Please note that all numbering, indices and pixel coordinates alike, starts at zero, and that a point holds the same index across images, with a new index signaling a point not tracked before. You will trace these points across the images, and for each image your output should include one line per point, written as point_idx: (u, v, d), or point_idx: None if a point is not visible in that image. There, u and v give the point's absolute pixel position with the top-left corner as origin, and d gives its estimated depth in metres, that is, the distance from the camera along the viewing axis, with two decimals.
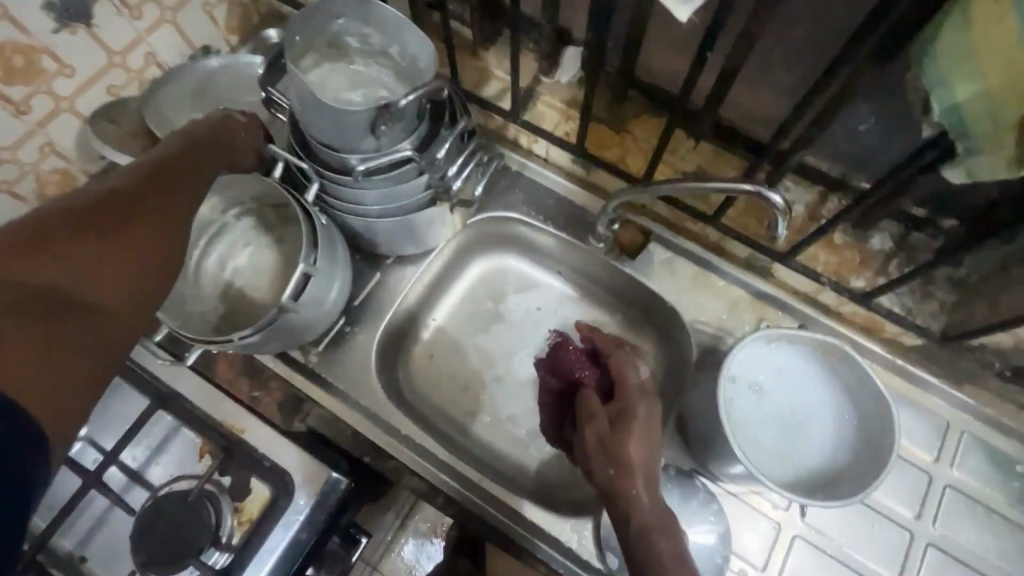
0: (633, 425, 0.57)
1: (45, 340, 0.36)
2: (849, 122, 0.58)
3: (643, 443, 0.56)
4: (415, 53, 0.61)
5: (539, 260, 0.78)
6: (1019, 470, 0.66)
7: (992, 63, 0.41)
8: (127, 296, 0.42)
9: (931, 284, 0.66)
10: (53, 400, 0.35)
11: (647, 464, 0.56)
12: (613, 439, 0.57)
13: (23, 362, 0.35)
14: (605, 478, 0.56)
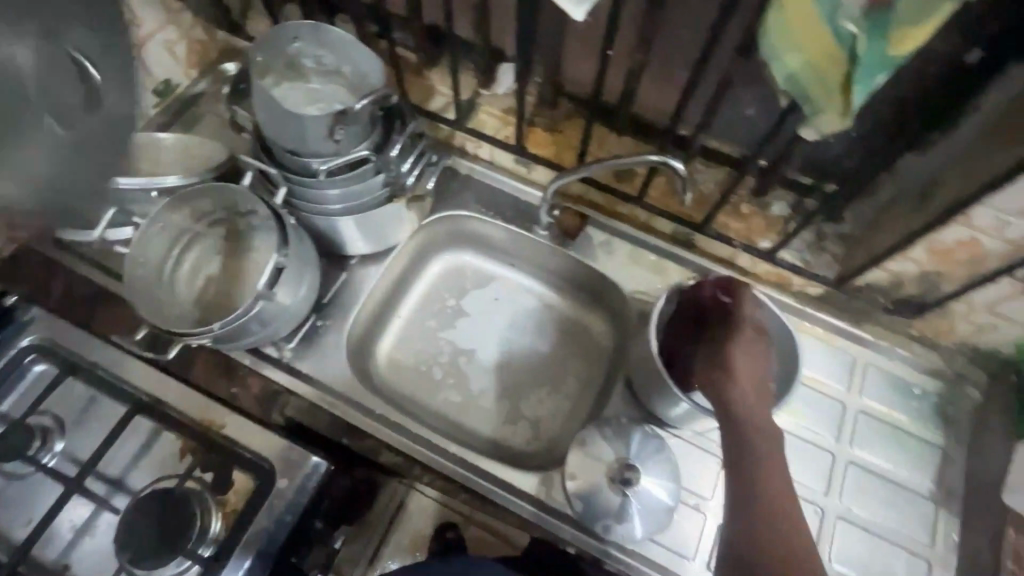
0: (751, 345, 0.61)
1: None
2: (737, 107, 0.66)
3: (761, 393, 0.59)
4: (364, 71, 0.67)
5: (492, 255, 0.85)
6: (917, 391, 0.73)
7: (807, 36, 0.43)
8: None
9: (824, 240, 0.73)
10: None
11: (752, 378, 0.59)
12: (734, 383, 0.58)
13: None
14: (736, 425, 0.56)
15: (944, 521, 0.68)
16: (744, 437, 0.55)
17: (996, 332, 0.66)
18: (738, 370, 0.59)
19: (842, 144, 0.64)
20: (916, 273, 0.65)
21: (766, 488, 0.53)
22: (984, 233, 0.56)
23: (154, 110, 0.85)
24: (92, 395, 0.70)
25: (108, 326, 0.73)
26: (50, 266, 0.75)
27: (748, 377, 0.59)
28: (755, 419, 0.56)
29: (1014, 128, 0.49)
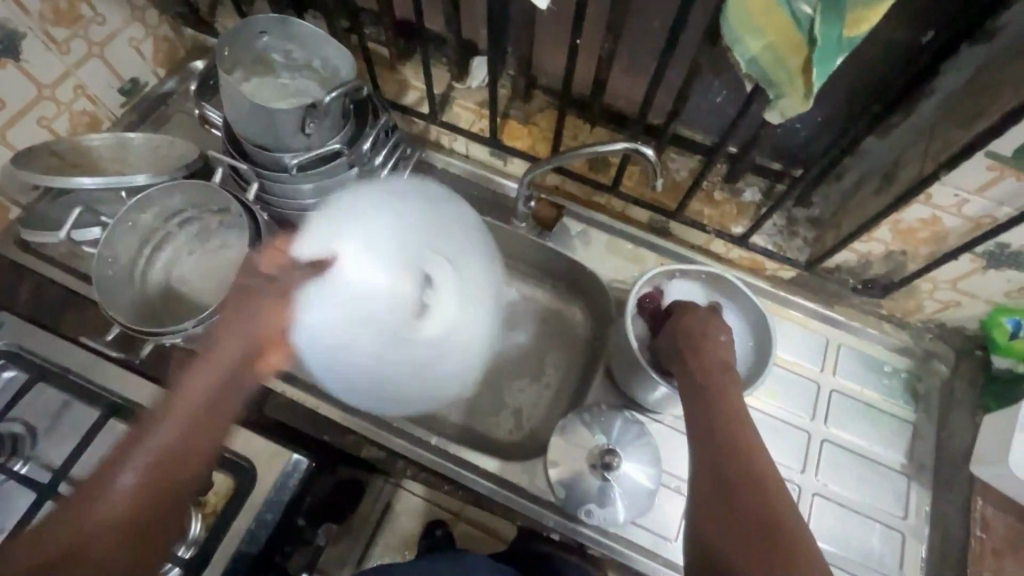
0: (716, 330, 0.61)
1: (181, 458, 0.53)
2: (705, 95, 0.67)
3: (728, 377, 0.57)
4: (334, 65, 0.67)
5: None
6: (888, 368, 0.75)
7: (766, 18, 0.44)
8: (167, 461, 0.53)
9: (795, 224, 0.75)
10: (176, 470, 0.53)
11: (725, 357, 0.59)
12: (698, 372, 0.58)
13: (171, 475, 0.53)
14: (702, 415, 0.55)
15: (917, 494, 0.70)
16: (711, 425, 0.54)
17: (960, 309, 0.68)
18: (702, 361, 0.58)
19: (807, 129, 0.65)
20: (883, 252, 0.66)
21: (740, 472, 0.50)
22: (944, 210, 0.57)
23: (122, 110, 0.83)
24: (65, 400, 0.68)
25: (78, 328, 0.72)
26: (16, 271, 0.73)
27: (710, 366, 0.58)
28: (725, 406, 0.55)
29: (973, 106, 0.51)
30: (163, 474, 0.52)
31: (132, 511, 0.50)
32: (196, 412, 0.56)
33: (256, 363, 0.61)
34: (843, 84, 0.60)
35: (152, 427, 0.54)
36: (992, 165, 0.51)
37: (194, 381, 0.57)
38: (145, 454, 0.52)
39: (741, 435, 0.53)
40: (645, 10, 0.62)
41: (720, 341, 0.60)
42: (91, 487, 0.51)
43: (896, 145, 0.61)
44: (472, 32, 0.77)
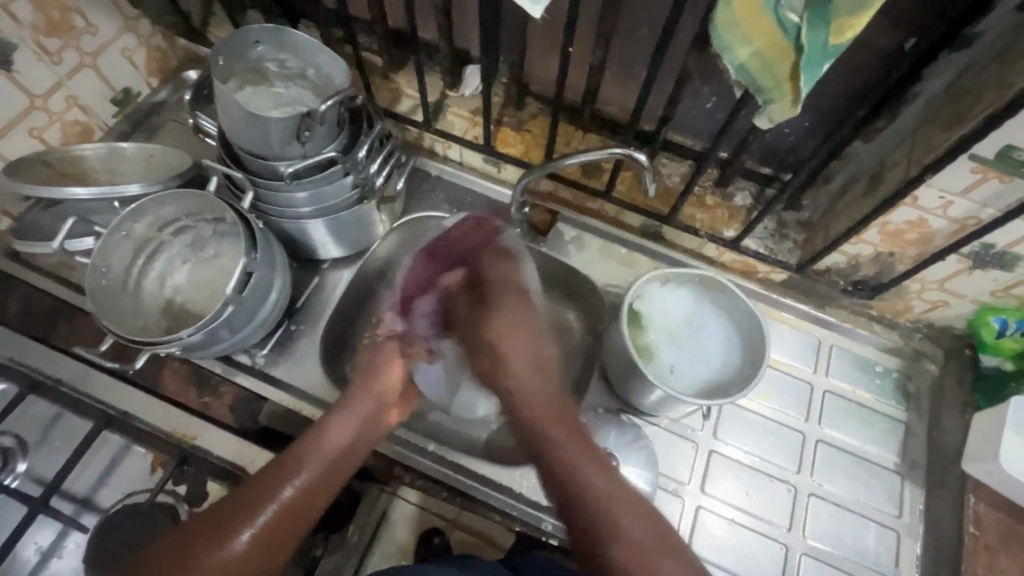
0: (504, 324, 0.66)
1: (299, 511, 0.55)
2: (696, 101, 0.68)
3: (559, 430, 0.59)
4: (328, 73, 0.67)
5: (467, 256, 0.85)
6: (879, 368, 0.76)
7: (754, 27, 0.45)
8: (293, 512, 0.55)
9: (785, 228, 0.76)
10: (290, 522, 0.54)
11: (528, 357, 0.65)
12: (534, 415, 0.61)
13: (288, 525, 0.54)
14: (517, 416, 0.62)
15: (910, 492, 0.71)
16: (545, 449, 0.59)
17: (948, 309, 0.69)
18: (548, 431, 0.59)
19: (796, 134, 0.67)
20: (872, 254, 0.67)
21: (575, 511, 0.55)
22: (930, 212, 0.59)
23: (114, 120, 0.83)
24: (57, 412, 0.69)
25: (71, 339, 0.71)
26: (7, 282, 0.73)
27: (549, 434, 0.59)
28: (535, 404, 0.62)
29: (957, 110, 0.52)
30: (281, 525, 0.54)
31: (252, 556, 0.52)
32: (325, 467, 0.58)
33: (375, 419, 0.64)
34: (829, 89, 0.61)
35: (287, 475, 0.56)
36: (975, 168, 0.53)
37: (329, 438, 0.59)
38: (276, 502, 0.54)
39: (598, 465, 0.57)
40: (635, 19, 0.63)
41: (506, 320, 0.66)
42: (216, 524, 0.52)
43: (883, 149, 0.62)
44: (465, 40, 0.77)
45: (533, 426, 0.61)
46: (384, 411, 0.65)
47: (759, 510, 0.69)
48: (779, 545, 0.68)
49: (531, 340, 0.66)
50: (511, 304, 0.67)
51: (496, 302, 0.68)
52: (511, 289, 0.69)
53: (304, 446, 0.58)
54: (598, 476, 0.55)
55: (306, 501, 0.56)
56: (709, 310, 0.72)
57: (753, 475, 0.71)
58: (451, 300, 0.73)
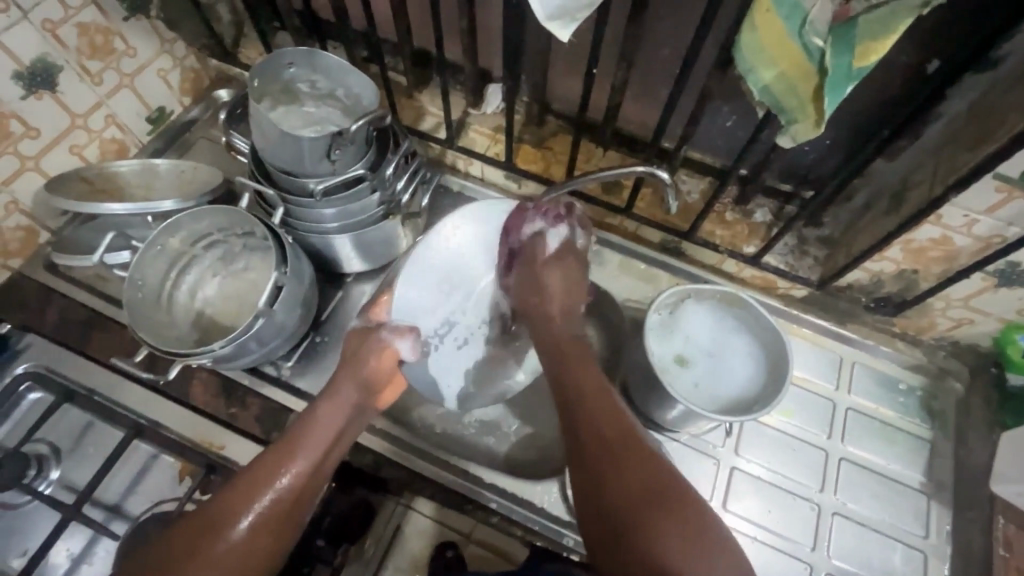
0: (563, 262, 0.70)
1: (298, 498, 0.55)
2: (717, 120, 0.69)
3: (579, 373, 0.59)
4: (356, 93, 0.69)
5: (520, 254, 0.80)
6: (902, 386, 0.76)
7: (778, 49, 0.45)
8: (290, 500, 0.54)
9: (806, 244, 0.76)
10: (287, 513, 0.54)
11: (566, 295, 0.68)
12: (554, 358, 0.62)
13: (288, 515, 0.54)
14: (550, 349, 0.64)
15: (936, 513, 0.70)
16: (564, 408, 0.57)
17: (973, 326, 0.69)
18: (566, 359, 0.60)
19: (816, 151, 0.67)
20: (895, 271, 0.67)
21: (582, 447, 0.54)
22: (954, 230, 0.59)
23: (148, 137, 0.86)
24: (89, 420, 0.71)
25: (102, 349, 0.73)
26: (43, 294, 0.75)
27: (571, 376, 0.59)
28: (577, 378, 0.59)
29: (982, 129, 0.52)
30: (277, 514, 0.53)
31: (250, 548, 0.51)
32: (317, 453, 0.57)
33: (358, 406, 0.63)
34: (851, 108, 0.61)
35: (280, 464, 0.55)
36: (1000, 186, 0.53)
37: (320, 424, 0.59)
38: (269, 493, 0.53)
39: (606, 411, 0.55)
40: (658, 40, 0.65)
41: (558, 279, 0.69)
42: (212, 521, 0.51)
43: (905, 167, 0.62)
44: (489, 61, 0.79)
45: (565, 352, 0.62)
46: (372, 398, 0.65)
47: (781, 528, 0.69)
48: (802, 564, 0.67)
49: (573, 299, 0.69)
50: (565, 265, 0.70)
51: (556, 261, 0.70)
52: (569, 251, 0.71)
53: (294, 434, 0.58)
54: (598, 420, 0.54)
55: (303, 488, 0.55)
56: (729, 326, 0.72)
57: (775, 493, 0.70)
58: (533, 252, 0.71)
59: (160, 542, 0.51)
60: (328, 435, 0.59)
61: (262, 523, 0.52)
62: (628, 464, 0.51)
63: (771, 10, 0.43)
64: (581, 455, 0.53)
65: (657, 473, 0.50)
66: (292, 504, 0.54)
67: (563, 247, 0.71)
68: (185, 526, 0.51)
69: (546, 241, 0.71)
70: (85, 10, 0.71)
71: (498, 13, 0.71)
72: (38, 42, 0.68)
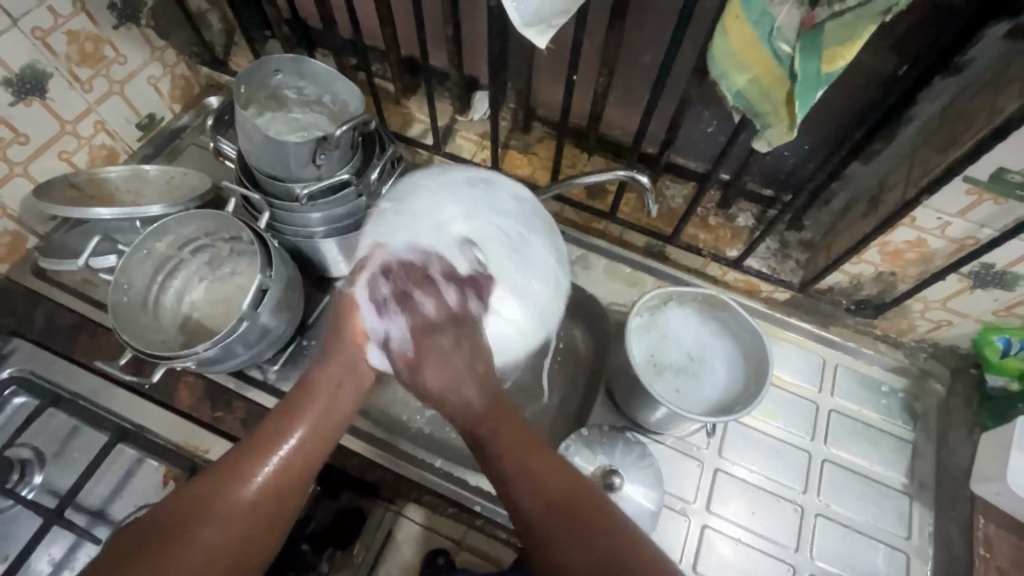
0: (434, 344, 0.58)
1: (301, 467, 0.52)
2: (698, 125, 0.71)
3: (512, 437, 0.52)
4: (343, 99, 0.70)
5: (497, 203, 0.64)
6: (885, 388, 0.76)
7: (748, 54, 0.46)
8: (294, 470, 0.52)
9: (788, 248, 0.77)
10: (291, 482, 0.51)
11: (456, 375, 0.56)
12: (479, 426, 0.53)
13: (289, 485, 0.51)
14: (470, 432, 0.54)
15: (919, 513, 0.70)
16: (504, 481, 0.50)
17: (952, 328, 0.70)
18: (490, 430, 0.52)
19: (795, 156, 0.69)
20: (874, 274, 0.68)
21: (531, 525, 0.48)
22: (928, 232, 0.60)
23: (138, 143, 0.86)
24: (74, 425, 0.71)
25: (89, 352, 0.73)
26: (30, 298, 0.75)
27: (500, 440, 0.52)
28: (508, 437, 0.52)
29: (951, 134, 0.53)
30: (283, 482, 0.51)
31: (258, 514, 0.49)
32: (326, 414, 0.56)
33: (360, 370, 0.59)
34: (827, 113, 0.63)
35: (286, 428, 0.53)
36: (970, 190, 0.54)
37: (324, 389, 0.57)
38: (274, 457, 0.51)
39: (546, 477, 0.49)
40: (638, 47, 0.66)
41: (443, 368, 0.56)
42: (218, 482, 0.49)
43: (882, 170, 0.63)
44: (475, 69, 0.81)
45: (484, 427, 0.53)
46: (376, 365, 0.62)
47: (766, 530, 0.69)
48: (786, 566, 0.67)
49: (483, 362, 0.58)
50: (445, 349, 0.57)
51: (438, 334, 0.58)
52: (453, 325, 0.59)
53: (299, 399, 0.56)
54: (526, 497, 0.49)
55: (307, 456, 0.53)
56: (710, 329, 0.72)
57: (758, 495, 0.71)
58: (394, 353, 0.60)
59: (162, 504, 0.48)
60: (333, 401, 0.56)
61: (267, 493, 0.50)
62: (592, 531, 0.46)
63: (739, 14, 0.44)
64: (530, 534, 0.48)
65: (613, 532, 0.47)
66: (296, 473, 0.52)
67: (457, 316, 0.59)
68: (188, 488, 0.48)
69: (392, 336, 0.60)
70: (76, 18, 0.72)
71: (483, 22, 0.73)
72: (28, 49, 0.69)
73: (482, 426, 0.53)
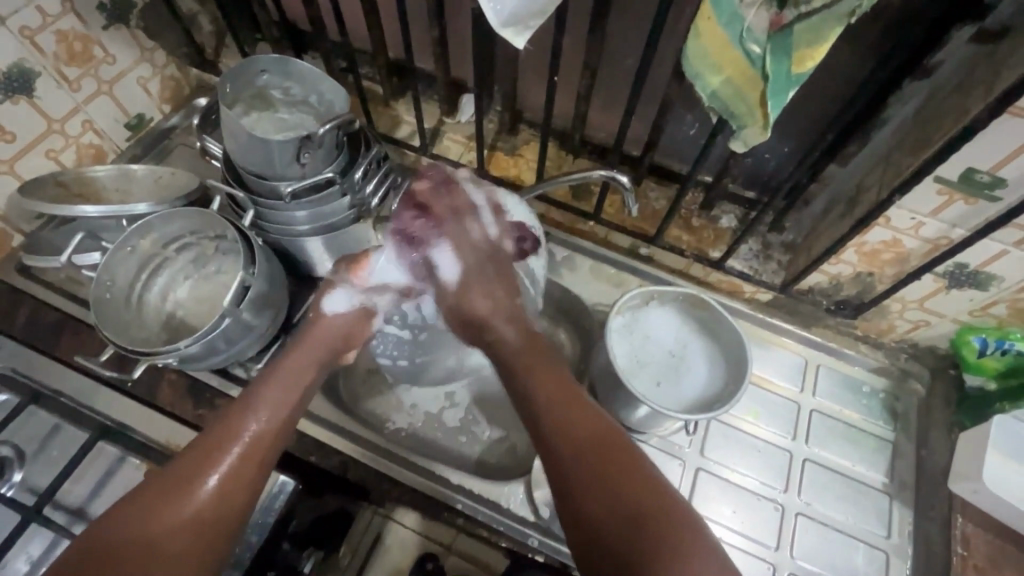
0: (482, 277, 0.64)
1: (259, 452, 0.55)
2: (681, 127, 0.72)
3: (550, 382, 0.56)
4: (329, 100, 0.71)
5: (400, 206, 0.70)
6: (867, 388, 0.77)
7: (720, 55, 0.47)
8: (253, 454, 0.54)
9: (770, 249, 0.78)
10: (250, 467, 0.54)
11: (495, 310, 0.63)
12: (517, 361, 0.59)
13: (251, 468, 0.54)
14: (500, 360, 0.61)
15: (899, 512, 0.70)
16: (538, 429, 0.54)
17: (930, 328, 0.70)
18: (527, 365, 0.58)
19: (775, 158, 0.70)
20: (852, 275, 0.69)
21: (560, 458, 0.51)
22: (903, 233, 0.61)
23: (127, 143, 0.87)
24: (55, 423, 0.70)
25: (74, 350, 0.73)
26: (14, 295, 0.75)
27: (542, 390, 0.55)
28: (552, 390, 0.55)
29: (921, 137, 0.54)
30: (246, 468, 0.53)
31: (222, 500, 0.51)
32: (277, 410, 0.58)
33: (325, 361, 0.65)
34: (804, 115, 0.64)
35: (239, 422, 0.55)
36: (941, 190, 0.55)
37: (276, 380, 0.60)
38: (235, 449, 0.54)
39: (577, 413, 0.53)
40: (620, 52, 0.67)
41: (484, 301, 0.63)
42: (181, 477, 0.51)
43: (859, 172, 0.64)
44: (462, 71, 0.82)
45: (521, 356, 0.60)
46: (334, 356, 0.66)
47: (748, 529, 0.69)
48: (766, 565, 0.68)
49: (512, 297, 0.64)
50: (486, 279, 0.64)
51: (473, 279, 0.64)
52: (484, 255, 0.64)
53: (248, 397, 0.58)
54: (569, 432, 0.52)
55: (267, 439, 0.56)
56: (692, 329, 0.73)
57: (742, 495, 0.71)
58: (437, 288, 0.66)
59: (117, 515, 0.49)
60: (289, 388, 0.60)
61: (230, 478, 0.52)
62: (614, 470, 0.49)
63: (711, 15, 0.45)
64: (560, 468, 0.50)
65: (644, 483, 0.49)
66: (253, 456, 0.54)
67: (474, 254, 0.64)
68: (152, 486, 0.51)
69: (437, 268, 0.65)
70: (65, 18, 0.73)
71: (467, 25, 0.74)
72: (16, 48, 0.69)
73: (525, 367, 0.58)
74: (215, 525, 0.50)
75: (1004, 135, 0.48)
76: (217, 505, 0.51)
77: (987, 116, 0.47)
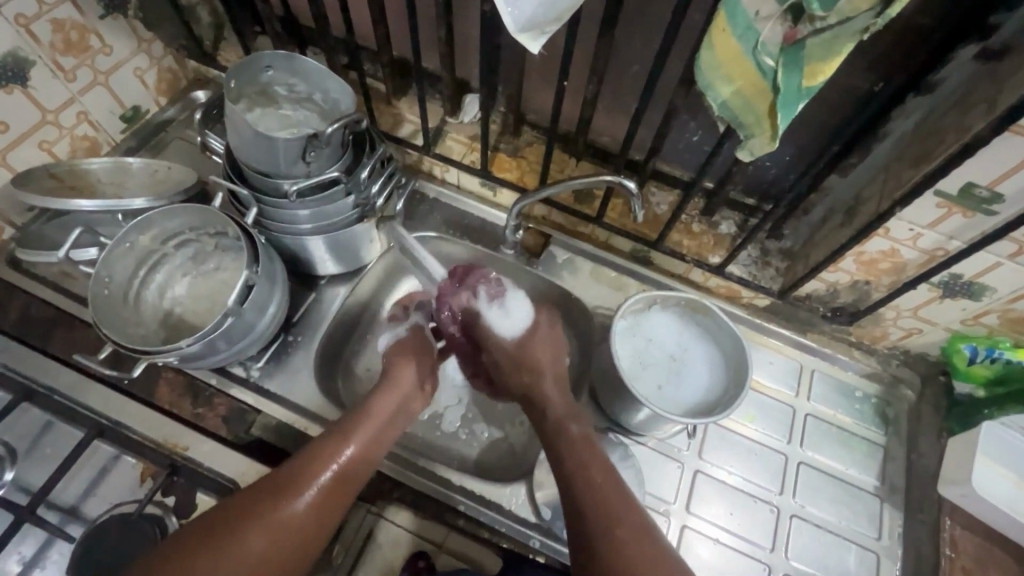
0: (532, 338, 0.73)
1: (352, 475, 0.63)
2: (685, 134, 0.72)
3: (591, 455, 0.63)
4: (334, 98, 0.70)
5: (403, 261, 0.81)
6: (859, 393, 0.79)
7: (733, 66, 0.47)
8: (347, 475, 0.62)
9: (768, 255, 0.79)
10: (341, 488, 0.62)
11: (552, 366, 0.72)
12: (561, 430, 0.66)
13: (341, 490, 0.62)
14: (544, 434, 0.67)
15: (889, 515, 0.72)
16: (570, 496, 0.61)
17: (923, 336, 0.72)
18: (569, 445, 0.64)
19: (777, 167, 0.71)
20: (849, 282, 0.71)
21: (584, 524, 0.59)
22: (901, 243, 0.62)
23: (121, 135, 0.85)
24: (48, 421, 0.69)
25: (70, 348, 0.72)
26: (4, 289, 0.74)
27: (581, 464, 0.62)
28: (598, 470, 0.62)
29: (922, 152, 0.56)
30: (339, 485, 0.62)
31: (316, 511, 0.60)
32: (371, 440, 0.65)
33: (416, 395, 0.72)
34: (807, 126, 0.65)
35: (345, 440, 0.63)
36: (941, 203, 0.56)
37: (376, 408, 0.67)
38: (333, 467, 0.62)
39: (609, 497, 0.60)
40: (627, 58, 0.68)
41: (545, 353, 0.72)
42: (283, 484, 0.60)
43: (859, 183, 0.66)
44: (467, 71, 0.81)
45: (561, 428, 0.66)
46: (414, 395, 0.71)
47: (742, 530, 0.71)
48: (761, 565, 0.69)
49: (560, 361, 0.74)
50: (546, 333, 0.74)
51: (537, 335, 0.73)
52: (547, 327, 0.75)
53: (352, 419, 0.66)
54: (606, 492, 0.60)
55: (358, 462, 0.63)
56: (693, 334, 0.74)
57: (735, 495, 0.72)
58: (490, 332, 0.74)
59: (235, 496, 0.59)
60: (385, 419, 0.67)
61: (321, 493, 0.60)
62: (628, 529, 0.58)
63: (725, 28, 0.45)
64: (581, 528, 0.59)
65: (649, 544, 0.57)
66: (342, 478, 0.62)
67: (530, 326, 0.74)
68: (260, 485, 0.59)
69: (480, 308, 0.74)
70: (61, 7, 0.71)
71: (474, 26, 0.73)
72: (10, 37, 0.67)
73: (574, 428, 0.65)
74: (305, 532, 0.59)
75: (1005, 152, 0.50)
76: (310, 514, 0.59)
77: (990, 133, 0.48)
